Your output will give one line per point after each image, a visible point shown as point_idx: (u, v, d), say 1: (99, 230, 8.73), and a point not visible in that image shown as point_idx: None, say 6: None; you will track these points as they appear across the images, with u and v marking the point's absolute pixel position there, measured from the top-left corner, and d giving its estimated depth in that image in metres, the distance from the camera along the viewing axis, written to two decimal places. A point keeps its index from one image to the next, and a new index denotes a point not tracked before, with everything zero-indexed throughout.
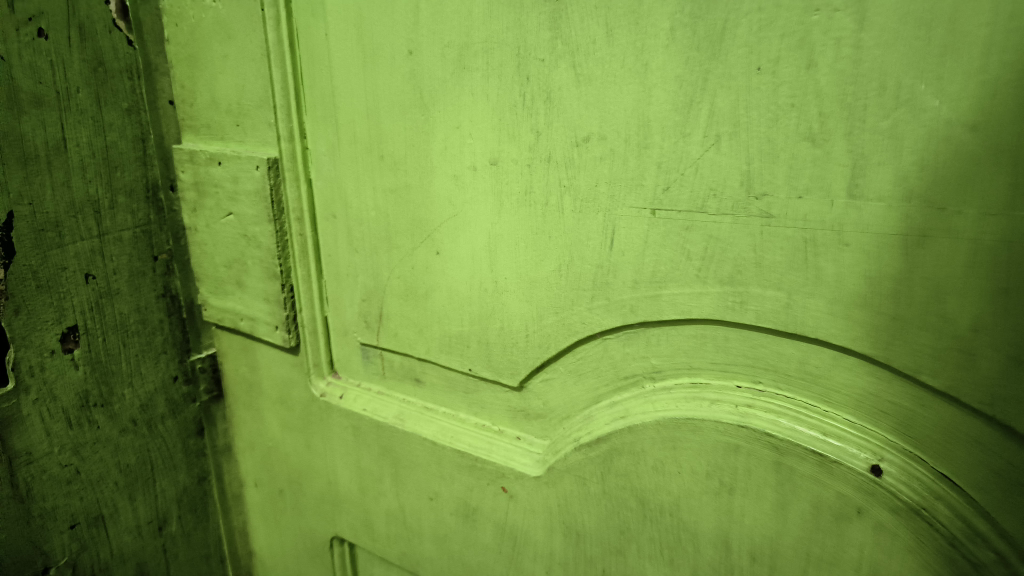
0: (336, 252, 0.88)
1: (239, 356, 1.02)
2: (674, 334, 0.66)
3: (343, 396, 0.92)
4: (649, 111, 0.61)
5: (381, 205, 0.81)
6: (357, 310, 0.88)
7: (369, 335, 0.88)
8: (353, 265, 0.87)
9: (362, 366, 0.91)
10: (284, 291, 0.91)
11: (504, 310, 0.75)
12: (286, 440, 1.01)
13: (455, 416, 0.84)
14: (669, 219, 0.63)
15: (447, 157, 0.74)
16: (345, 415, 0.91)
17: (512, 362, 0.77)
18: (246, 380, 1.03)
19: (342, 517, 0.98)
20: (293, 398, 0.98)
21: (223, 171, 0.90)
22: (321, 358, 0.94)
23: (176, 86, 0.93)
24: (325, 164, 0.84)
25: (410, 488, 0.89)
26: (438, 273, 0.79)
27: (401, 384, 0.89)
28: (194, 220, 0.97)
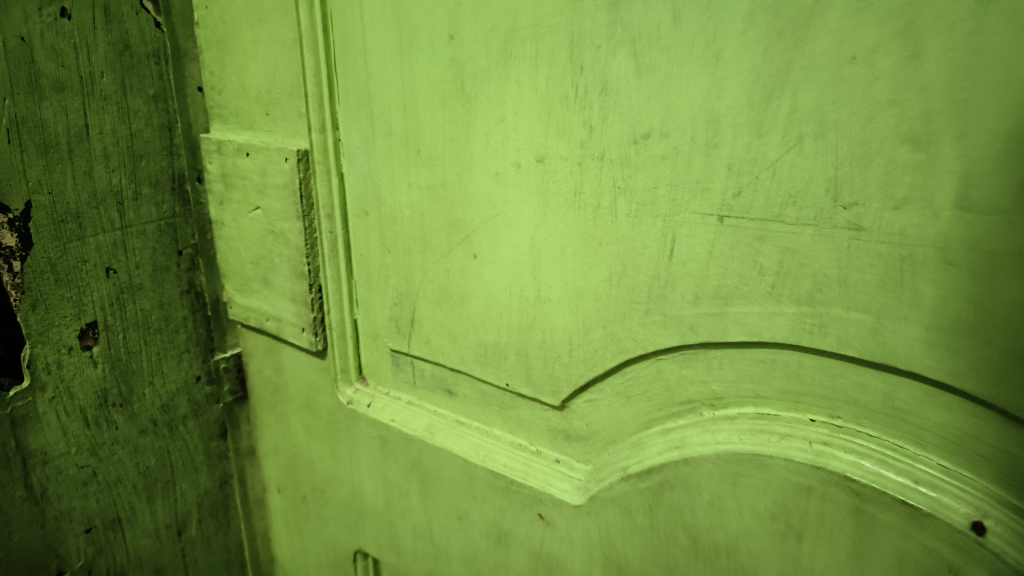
0: (367, 253, 0.82)
1: (265, 357, 0.98)
2: (738, 359, 0.59)
3: (371, 404, 0.87)
4: (720, 106, 0.54)
5: (415, 203, 0.75)
6: (387, 315, 0.83)
7: (399, 341, 0.83)
8: (384, 268, 0.81)
9: (392, 373, 0.86)
10: (312, 292, 0.86)
11: (547, 321, 0.69)
12: (311, 446, 0.97)
13: (489, 433, 0.78)
14: (739, 228, 0.56)
15: (488, 153, 0.68)
16: (373, 425, 0.86)
17: (554, 379, 0.70)
18: (271, 383, 0.99)
19: (366, 530, 0.93)
20: (318, 404, 0.93)
21: (251, 163, 0.85)
22: (349, 363, 0.88)
23: (206, 73, 0.88)
24: (357, 159, 0.78)
25: (439, 506, 0.83)
26: (475, 278, 0.73)
27: (432, 395, 0.83)
28: (220, 214, 0.92)
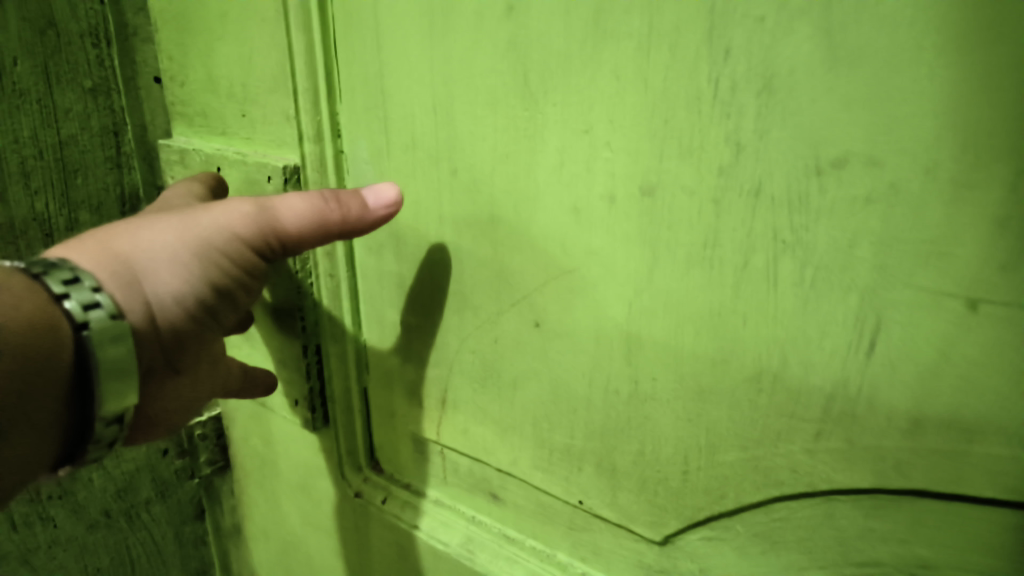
0: (379, 308, 0.60)
1: (249, 423, 0.77)
2: (976, 520, 0.37)
3: (387, 500, 0.65)
4: (991, 119, 0.31)
5: (450, 244, 0.53)
6: (407, 390, 0.62)
7: (423, 424, 0.61)
8: (403, 329, 0.59)
9: (415, 462, 0.64)
10: (308, 356, 0.65)
11: (650, 428, 0.47)
12: (308, 538, 0.76)
13: (546, 560, 0.56)
14: (1009, 321, 0.33)
15: (563, 180, 0.45)
16: (389, 529, 0.65)
17: (654, 507, 0.49)
18: (258, 455, 0.78)
19: None
20: (317, 490, 0.72)
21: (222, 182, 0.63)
22: (356, 444, 0.67)
23: (162, 58, 0.65)
24: (365, 181, 0.56)
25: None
26: (538, 354, 0.51)
27: (469, 496, 0.61)
28: None
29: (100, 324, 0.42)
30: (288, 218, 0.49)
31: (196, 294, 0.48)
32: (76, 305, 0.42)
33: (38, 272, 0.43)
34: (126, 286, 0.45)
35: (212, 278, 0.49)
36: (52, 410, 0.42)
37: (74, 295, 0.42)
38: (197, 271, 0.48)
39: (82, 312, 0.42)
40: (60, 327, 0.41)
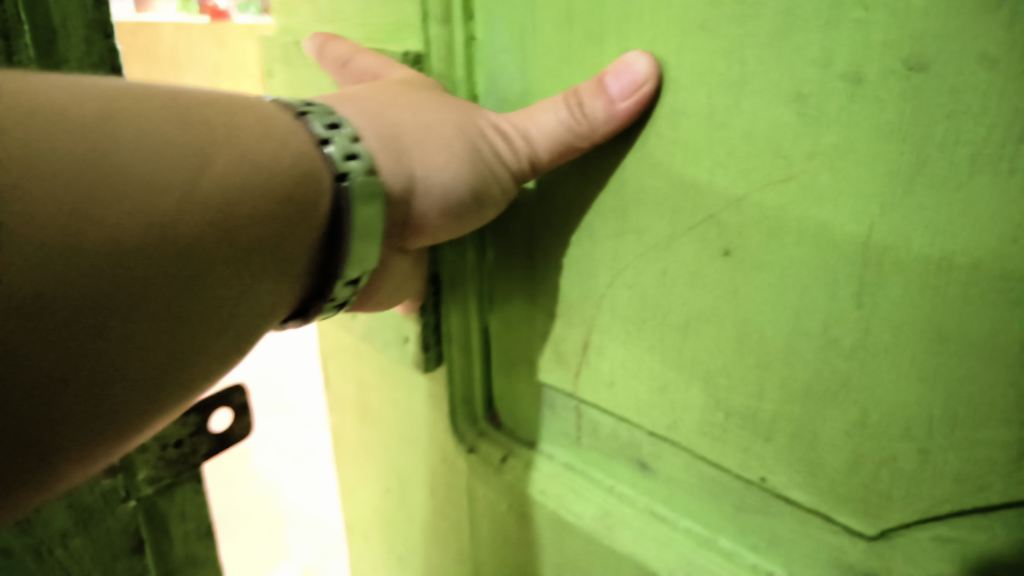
0: (514, 230, 0.48)
1: (341, 369, 0.67)
2: None
3: (506, 460, 0.53)
4: None
5: (608, 151, 0.41)
6: (537, 331, 0.49)
7: (553, 371, 0.49)
8: (545, 253, 0.47)
9: (541, 416, 0.52)
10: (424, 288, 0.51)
11: (886, 391, 0.35)
12: (401, 500, 0.67)
13: (703, 547, 0.43)
14: None
15: (784, 55, 0.33)
16: (502, 495, 0.53)
17: (870, 495, 0.37)
18: (349, 404, 0.68)
19: None
20: (412, 449, 0.62)
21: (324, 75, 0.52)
22: (468, 395, 0.55)
23: None
24: (503, 74, 0.45)
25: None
26: (723, 292, 0.39)
27: (610, 463, 0.48)
28: None
29: (359, 178, 0.37)
30: (537, 134, 0.40)
31: (452, 192, 0.42)
32: (336, 152, 0.37)
33: (301, 110, 0.38)
34: (394, 155, 0.40)
35: (477, 178, 0.42)
36: (305, 263, 0.37)
37: (335, 140, 0.37)
38: (466, 164, 0.41)
39: (341, 160, 0.37)
40: (319, 173, 0.36)
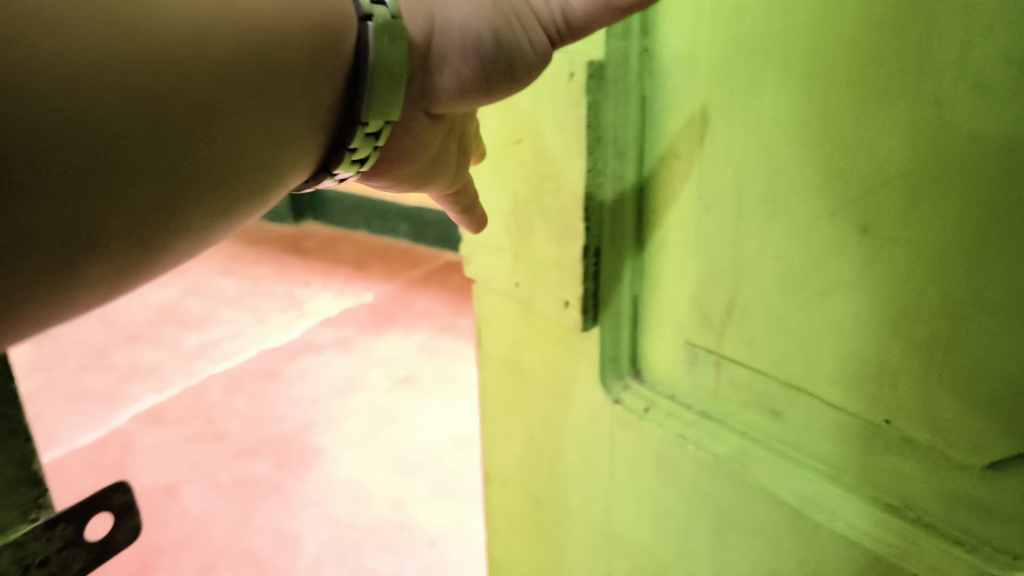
0: (671, 207, 0.59)
1: (491, 333, 0.81)
2: None
3: (650, 409, 0.65)
4: None
5: (763, 144, 0.51)
6: (687, 293, 0.60)
7: (700, 331, 0.60)
8: (697, 231, 0.57)
9: (684, 372, 0.63)
10: (587, 258, 0.65)
11: (986, 354, 0.43)
12: (540, 446, 0.80)
13: (810, 470, 0.54)
14: None
15: (921, 76, 0.42)
16: (646, 436, 0.66)
17: (969, 442, 0.45)
18: (493, 362, 0.82)
19: (607, 559, 0.77)
20: (558, 400, 0.76)
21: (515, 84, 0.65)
22: (620, 352, 0.68)
23: None
24: (673, 81, 0.56)
25: (735, 557, 0.61)
26: (856, 261, 0.48)
27: (744, 411, 0.59)
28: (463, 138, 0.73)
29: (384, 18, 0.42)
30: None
31: (472, 29, 0.47)
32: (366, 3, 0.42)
33: None
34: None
35: (499, 20, 0.47)
36: (331, 101, 0.42)
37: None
38: (483, 9, 0.47)
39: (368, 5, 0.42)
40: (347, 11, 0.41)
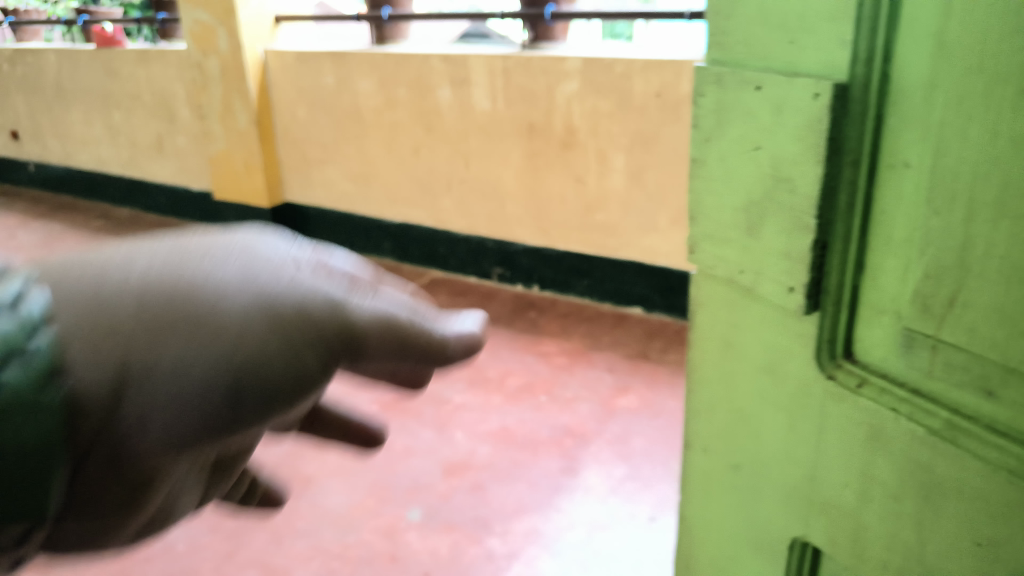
0: (903, 228, 0.95)
1: (721, 310, 1.27)
2: None
3: (863, 386, 1.04)
4: None
5: (1003, 180, 0.80)
6: (915, 287, 0.94)
7: (925, 319, 0.94)
8: (929, 234, 0.91)
9: (902, 346, 0.98)
10: (812, 257, 1.04)
11: None
12: (761, 397, 1.24)
13: (1004, 405, 0.86)
14: None
15: None
16: (860, 387, 1.04)
17: None
18: (723, 340, 1.29)
19: (816, 495, 1.18)
20: (783, 370, 1.17)
21: (769, 142, 1.04)
22: (839, 332, 1.07)
23: (765, 53, 1.05)
24: (907, 105, 0.89)
25: (912, 470, 0.98)
26: None
27: (952, 363, 0.91)
28: (714, 156, 1.16)
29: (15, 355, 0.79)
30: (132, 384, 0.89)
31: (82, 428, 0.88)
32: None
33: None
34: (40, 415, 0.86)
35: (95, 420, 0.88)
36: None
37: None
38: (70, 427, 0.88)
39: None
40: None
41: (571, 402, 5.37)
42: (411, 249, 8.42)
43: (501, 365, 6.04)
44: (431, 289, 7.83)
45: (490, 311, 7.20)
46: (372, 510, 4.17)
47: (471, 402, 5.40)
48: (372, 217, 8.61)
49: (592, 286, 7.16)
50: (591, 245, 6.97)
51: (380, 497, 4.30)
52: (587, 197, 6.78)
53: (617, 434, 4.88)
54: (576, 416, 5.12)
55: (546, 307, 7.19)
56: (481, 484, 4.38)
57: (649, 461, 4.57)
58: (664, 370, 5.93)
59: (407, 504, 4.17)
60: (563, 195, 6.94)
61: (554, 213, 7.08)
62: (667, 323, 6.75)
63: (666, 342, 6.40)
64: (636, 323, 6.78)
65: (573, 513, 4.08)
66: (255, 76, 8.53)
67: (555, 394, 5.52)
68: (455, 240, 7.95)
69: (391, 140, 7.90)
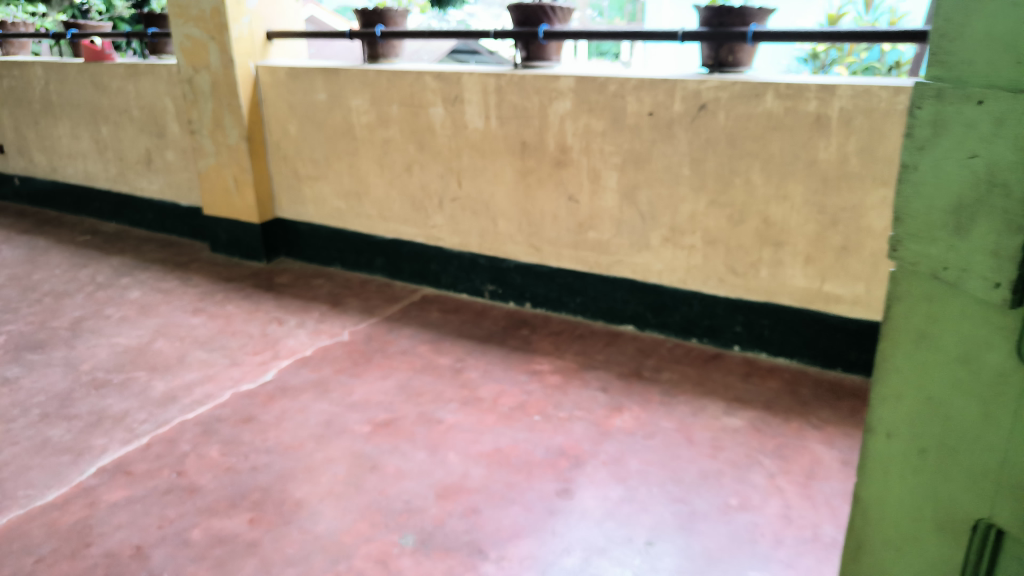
0: None
1: (927, 301, 1.90)
2: None
3: None
4: None
5: None
6: None
7: None
8: None
9: None
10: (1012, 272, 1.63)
11: None
12: (961, 375, 1.85)
13: None
14: None
15: None
16: None
17: None
18: (926, 328, 1.92)
19: (994, 457, 1.80)
20: (981, 357, 1.79)
21: (987, 184, 1.65)
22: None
23: (990, 103, 1.63)
24: None
25: None
26: None
27: None
28: (934, 180, 1.78)
29: None
30: None
31: None
32: None
33: None
34: None
35: None
36: None
37: None
38: None
39: None
40: None
41: (565, 422, 5.48)
42: (401, 265, 8.36)
43: (494, 386, 6.05)
44: (422, 306, 7.76)
45: (482, 328, 7.13)
46: (365, 536, 4.33)
47: (464, 422, 5.52)
48: (362, 233, 8.55)
49: (585, 304, 7.14)
50: (582, 263, 6.94)
51: (372, 521, 4.45)
52: (579, 215, 6.76)
53: (612, 455, 5.02)
54: (570, 437, 5.27)
55: (538, 325, 7.14)
56: (476, 508, 4.52)
57: (643, 482, 4.70)
58: (657, 389, 5.90)
59: (401, 529, 4.36)
60: (555, 213, 6.90)
61: (546, 230, 7.05)
62: (659, 341, 6.73)
63: (660, 359, 6.39)
64: (629, 341, 6.74)
65: (569, 535, 4.26)
66: (246, 93, 8.50)
67: (548, 414, 5.62)
68: (446, 257, 7.89)
69: (383, 157, 7.87)
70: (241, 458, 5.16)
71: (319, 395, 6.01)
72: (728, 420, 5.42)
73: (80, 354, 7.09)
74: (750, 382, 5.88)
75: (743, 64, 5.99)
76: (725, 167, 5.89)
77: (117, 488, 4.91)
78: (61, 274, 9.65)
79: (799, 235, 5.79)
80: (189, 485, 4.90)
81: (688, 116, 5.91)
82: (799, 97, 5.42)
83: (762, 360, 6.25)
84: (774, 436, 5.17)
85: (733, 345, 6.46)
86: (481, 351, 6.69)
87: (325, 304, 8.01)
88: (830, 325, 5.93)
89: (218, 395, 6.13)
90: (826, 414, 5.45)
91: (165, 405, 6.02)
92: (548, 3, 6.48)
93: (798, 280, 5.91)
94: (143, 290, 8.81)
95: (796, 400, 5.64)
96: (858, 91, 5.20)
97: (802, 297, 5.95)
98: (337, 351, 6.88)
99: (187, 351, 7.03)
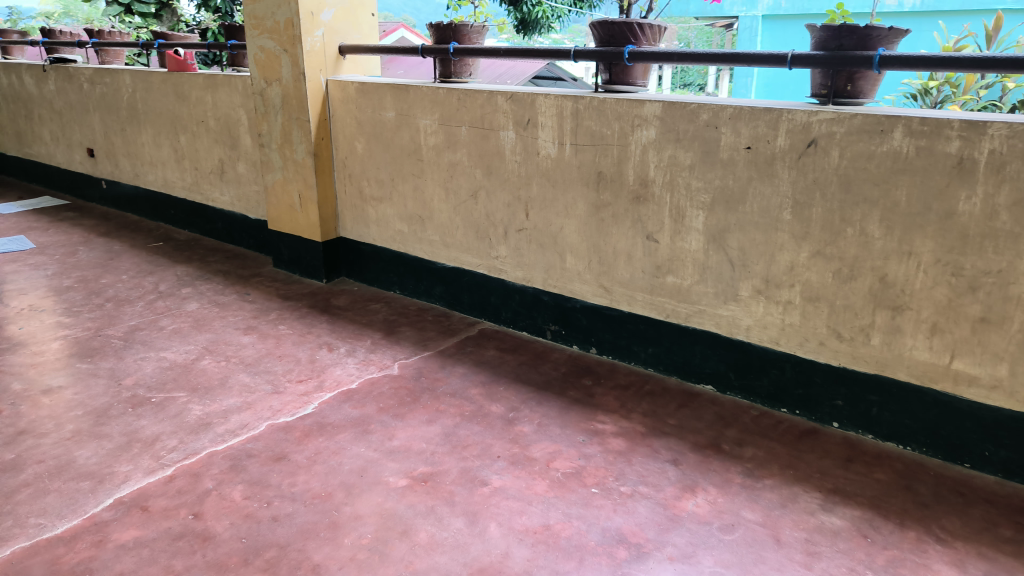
0: None
1: None
2: None
3: None
4: None
5: None
6: None
7: None
8: None
9: None
10: None
11: None
12: None
13: None
14: None
15: None
16: None
17: None
18: None
19: None
20: None
21: None
22: None
23: None
24: None
25: None
26: None
27: None
28: None
29: None
30: None
31: None
32: None
33: None
34: None
35: None
36: None
37: None
38: None
39: None
40: None
41: (627, 500, 4.18)
42: (461, 295, 7.30)
43: (549, 445, 4.80)
44: (479, 341, 6.65)
45: (542, 373, 5.97)
46: None
47: (511, 487, 4.32)
48: (424, 258, 7.54)
49: (658, 355, 5.81)
50: (657, 310, 5.67)
51: None
52: (657, 256, 5.52)
53: (682, 549, 3.74)
54: (632, 519, 4.00)
55: (604, 375, 5.87)
56: None
57: None
58: (738, 468, 4.53)
59: None
60: (630, 253, 5.73)
61: (618, 270, 5.86)
62: (742, 408, 5.27)
63: (742, 432, 4.97)
64: (707, 404, 5.35)
65: None
66: (316, 109, 7.71)
67: (608, 487, 4.32)
68: (507, 291, 6.79)
69: (448, 181, 6.84)
70: (264, 504, 4.14)
71: (358, 436, 4.83)
72: (825, 517, 4.02)
73: (125, 366, 6.25)
74: (851, 469, 4.48)
75: (864, 96, 4.68)
76: (836, 214, 4.53)
77: (128, 526, 3.90)
78: (127, 280, 9.09)
79: (925, 300, 4.33)
80: (203, 531, 3.90)
81: (793, 152, 4.62)
82: (936, 135, 4.04)
83: (866, 444, 4.72)
84: (884, 547, 3.76)
85: (831, 422, 4.94)
86: (539, 401, 5.50)
87: (379, 331, 6.97)
88: (959, 412, 4.37)
89: (254, 426, 5.04)
90: (954, 523, 3.97)
91: (196, 432, 4.99)
92: (638, 20, 5.43)
93: (920, 352, 4.41)
94: (201, 302, 8.03)
95: (913, 500, 4.16)
96: (1016, 129, 3.79)
97: (922, 372, 4.44)
98: (384, 386, 5.77)
99: (231, 372, 6.03)
